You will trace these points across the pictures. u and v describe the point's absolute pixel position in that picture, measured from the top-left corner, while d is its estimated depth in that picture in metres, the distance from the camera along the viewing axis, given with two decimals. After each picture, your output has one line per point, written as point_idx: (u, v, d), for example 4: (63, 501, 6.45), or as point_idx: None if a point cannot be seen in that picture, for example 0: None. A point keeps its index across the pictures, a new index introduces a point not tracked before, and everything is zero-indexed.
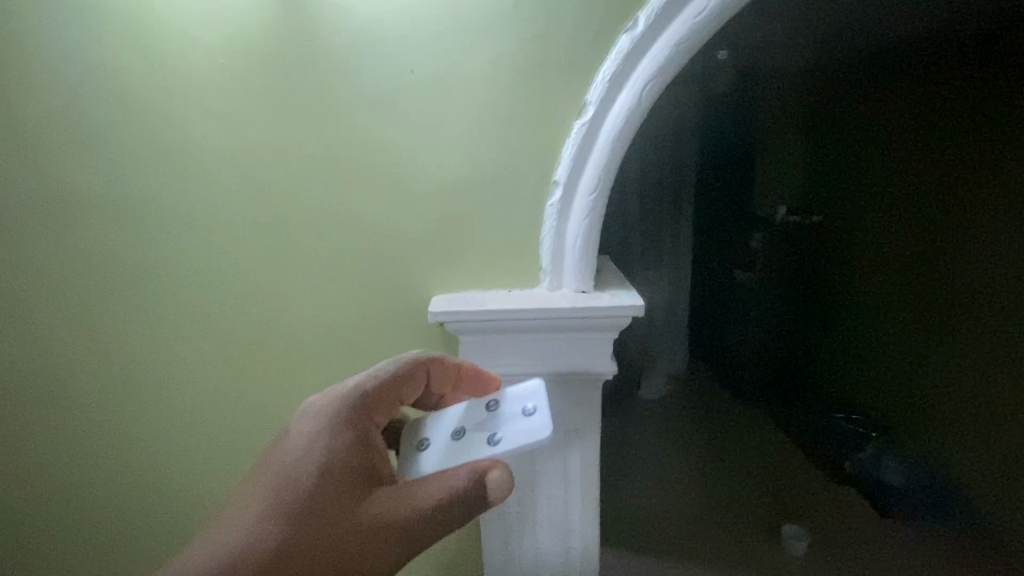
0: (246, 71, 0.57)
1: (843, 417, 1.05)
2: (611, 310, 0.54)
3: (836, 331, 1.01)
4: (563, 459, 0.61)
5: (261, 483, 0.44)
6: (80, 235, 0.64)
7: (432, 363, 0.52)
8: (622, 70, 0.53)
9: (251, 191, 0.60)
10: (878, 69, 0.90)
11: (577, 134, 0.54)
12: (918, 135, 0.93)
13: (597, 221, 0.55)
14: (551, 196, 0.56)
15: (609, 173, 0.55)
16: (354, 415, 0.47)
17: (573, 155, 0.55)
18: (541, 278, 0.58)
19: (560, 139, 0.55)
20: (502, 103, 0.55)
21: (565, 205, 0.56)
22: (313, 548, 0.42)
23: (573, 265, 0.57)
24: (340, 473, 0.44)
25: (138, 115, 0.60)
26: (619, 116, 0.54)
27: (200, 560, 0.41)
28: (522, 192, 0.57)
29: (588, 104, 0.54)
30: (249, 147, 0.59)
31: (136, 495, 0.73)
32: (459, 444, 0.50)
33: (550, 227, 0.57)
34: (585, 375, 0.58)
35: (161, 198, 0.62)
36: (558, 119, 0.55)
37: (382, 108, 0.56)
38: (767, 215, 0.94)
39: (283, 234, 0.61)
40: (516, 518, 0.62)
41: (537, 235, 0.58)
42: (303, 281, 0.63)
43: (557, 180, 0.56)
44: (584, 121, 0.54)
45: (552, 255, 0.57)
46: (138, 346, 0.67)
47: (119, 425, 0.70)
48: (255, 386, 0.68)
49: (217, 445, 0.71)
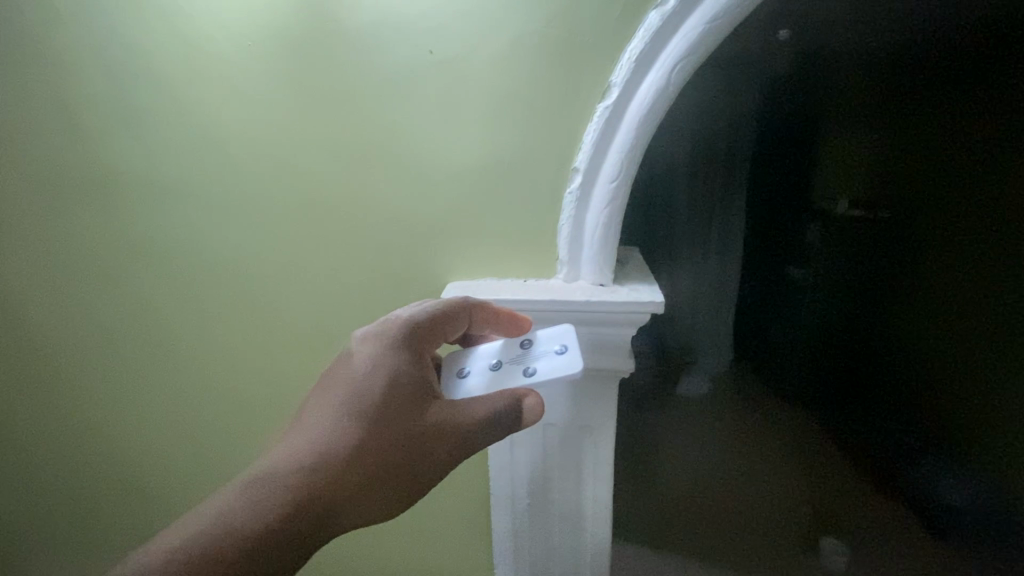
0: (266, 58, 0.58)
1: (901, 429, 0.99)
2: (628, 305, 0.53)
3: (896, 336, 0.95)
4: (575, 456, 0.61)
5: (329, 397, 0.46)
6: (122, 220, 0.68)
7: (476, 303, 0.52)
8: (651, 47, 0.49)
9: (279, 180, 0.62)
10: (962, 48, 0.80)
11: (599, 118, 0.52)
12: (1005, 127, 0.84)
13: (619, 211, 0.54)
14: (571, 182, 0.55)
15: (633, 160, 0.53)
16: (409, 340, 0.49)
17: (595, 140, 0.53)
18: (558, 267, 0.58)
19: (582, 122, 0.53)
20: (524, 91, 0.53)
21: (585, 194, 0.55)
22: (382, 450, 0.44)
23: (592, 256, 0.56)
24: (400, 390, 0.47)
25: (167, 102, 0.62)
26: (646, 99, 0.51)
27: (279, 461, 0.43)
28: (544, 182, 0.56)
29: (612, 86, 0.51)
30: (273, 136, 0.60)
31: (180, 462, 0.80)
32: (494, 378, 0.51)
33: (569, 214, 0.56)
34: (598, 369, 0.58)
35: (194, 186, 0.65)
36: (579, 106, 0.53)
37: (402, 96, 0.56)
38: (829, 209, 0.86)
39: (309, 223, 0.64)
40: (527, 509, 0.64)
41: (557, 224, 0.57)
42: (326, 267, 0.65)
43: (577, 166, 0.54)
44: (608, 104, 0.52)
45: (570, 243, 0.56)
46: (177, 324, 0.72)
47: (165, 397, 0.76)
48: (281, 367, 0.72)
49: (247, 420, 0.75)
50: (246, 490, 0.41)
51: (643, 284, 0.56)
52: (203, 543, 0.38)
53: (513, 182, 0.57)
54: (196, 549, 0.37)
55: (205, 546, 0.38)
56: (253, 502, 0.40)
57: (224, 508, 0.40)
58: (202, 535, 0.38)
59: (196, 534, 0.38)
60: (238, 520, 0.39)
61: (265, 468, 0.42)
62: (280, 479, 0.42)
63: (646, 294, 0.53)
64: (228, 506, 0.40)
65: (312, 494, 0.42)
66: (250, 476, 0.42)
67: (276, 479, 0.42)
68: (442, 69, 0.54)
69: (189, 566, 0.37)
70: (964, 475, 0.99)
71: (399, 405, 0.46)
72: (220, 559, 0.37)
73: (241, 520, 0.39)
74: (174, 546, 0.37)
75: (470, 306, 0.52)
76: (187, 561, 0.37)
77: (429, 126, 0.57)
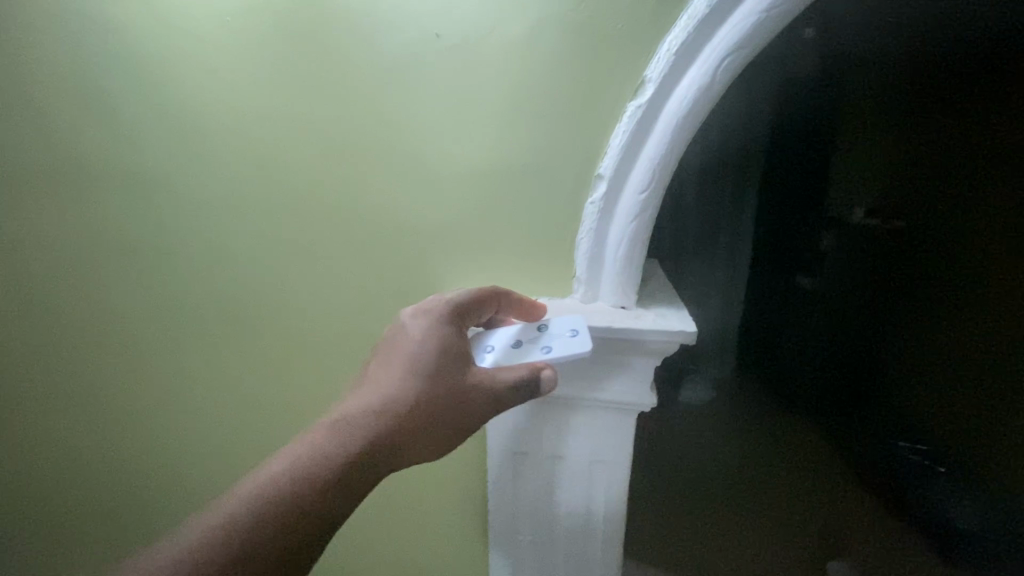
0: (229, 46, 0.49)
1: (909, 446, 0.95)
2: (653, 334, 0.42)
3: (907, 353, 0.90)
4: (586, 493, 0.49)
5: (380, 366, 0.43)
6: (65, 210, 0.59)
7: (506, 292, 0.45)
8: (698, 31, 0.39)
9: (240, 170, 0.53)
10: (1004, 51, 0.73)
11: (630, 119, 0.42)
12: None
13: (647, 229, 0.44)
14: (593, 193, 0.45)
15: (668, 170, 0.43)
16: (450, 313, 0.43)
17: (625, 146, 0.43)
18: (575, 286, 0.48)
19: (609, 123, 0.43)
20: (536, 77, 0.43)
21: (609, 206, 0.45)
22: (438, 412, 0.40)
23: (614, 276, 0.46)
24: (447, 358, 0.42)
25: (127, 95, 0.54)
26: (689, 97, 0.40)
27: (335, 425, 0.39)
28: (563, 191, 0.46)
29: (647, 81, 0.41)
30: (239, 134, 0.52)
31: (133, 483, 0.71)
32: (508, 357, 0.44)
33: (589, 230, 0.46)
34: (612, 406, 0.46)
35: (154, 191, 0.56)
36: (608, 102, 0.43)
37: (385, 87, 0.46)
38: (845, 216, 0.82)
39: (272, 222, 0.54)
40: (527, 552, 0.53)
41: (573, 242, 0.47)
42: (293, 276, 0.56)
43: (602, 172, 0.44)
44: (641, 103, 0.42)
45: (590, 259, 0.46)
46: (126, 331, 0.63)
47: (122, 423, 0.68)
48: (251, 393, 0.63)
49: (208, 441, 0.66)
50: (303, 453, 0.37)
51: (675, 310, 0.45)
52: (269, 502, 0.35)
53: (520, 187, 0.47)
54: (262, 508, 0.35)
55: (274, 504, 0.35)
56: (314, 462, 0.37)
57: (283, 469, 0.37)
58: (266, 496, 0.35)
59: (259, 494, 0.35)
60: (301, 480, 0.36)
61: (320, 431, 0.39)
62: (338, 441, 0.38)
63: (677, 321, 0.42)
64: (287, 467, 0.37)
65: (371, 454, 0.39)
66: (306, 437, 0.38)
67: (333, 443, 0.38)
68: (430, 60, 0.45)
69: (259, 524, 0.34)
70: (977, 495, 0.95)
71: (449, 371, 0.42)
72: (290, 517, 0.35)
73: (304, 480, 0.36)
74: (239, 505, 0.35)
75: (500, 295, 0.45)
76: (256, 520, 0.34)
77: (419, 126, 0.47)
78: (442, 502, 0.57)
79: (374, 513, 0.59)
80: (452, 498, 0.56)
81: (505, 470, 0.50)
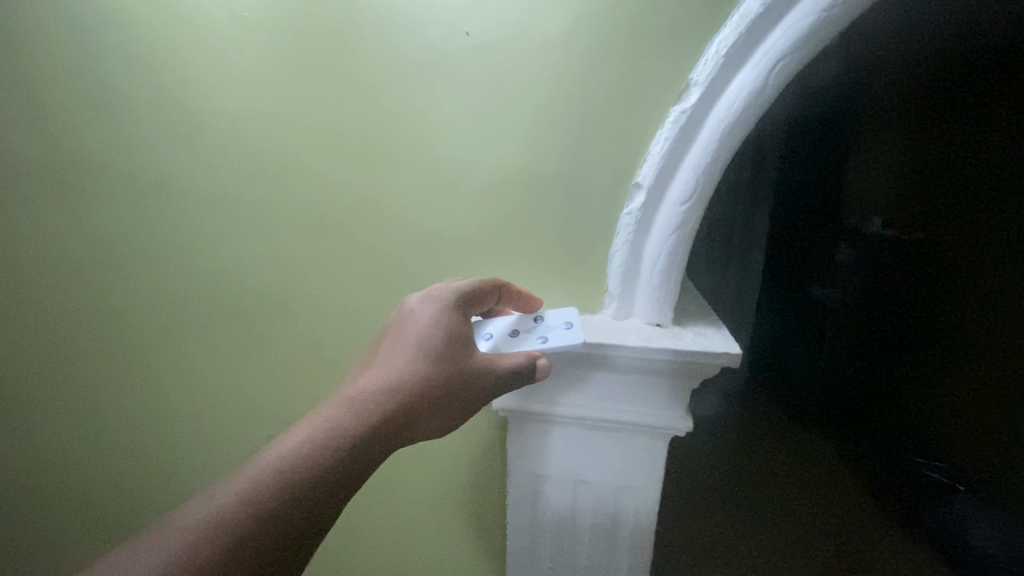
0: (195, 33, 0.42)
1: (926, 463, 0.82)
2: (692, 356, 0.38)
3: (922, 361, 0.80)
4: (612, 515, 0.47)
5: (389, 347, 0.38)
6: (7, 217, 0.52)
7: (506, 285, 0.41)
8: (754, 31, 0.34)
9: (211, 170, 0.46)
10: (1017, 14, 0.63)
11: (674, 124, 0.37)
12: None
13: (686, 243, 0.39)
14: (629, 203, 0.40)
15: (714, 181, 0.38)
16: (461, 295, 0.39)
17: (666, 153, 0.37)
18: (604, 301, 0.43)
19: (647, 129, 0.38)
20: (558, 73, 0.38)
21: (646, 218, 0.39)
22: (458, 388, 0.37)
23: (649, 293, 0.41)
24: (459, 340, 0.38)
25: (74, 85, 0.46)
26: (739, 102, 0.35)
27: (347, 403, 0.35)
28: (592, 203, 0.41)
29: (693, 85, 0.36)
30: (211, 135, 0.45)
31: (90, 511, 0.64)
32: (503, 345, 0.40)
33: (623, 242, 0.40)
34: (643, 427, 0.43)
35: (111, 197, 0.49)
36: (647, 106, 0.37)
37: (381, 83, 0.41)
38: (859, 226, 0.80)
39: (251, 230, 0.48)
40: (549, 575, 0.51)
41: (605, 256, 0.42)
42: (274, 288, 0.49)
43: (640, 181, 0.39)
44: (686, 107, 0.36)
45: (624, 273, 0.41)
46: (81, 350, 0.56)
47: (78, 448, 0.61)
48: (223, 421, 0.56)
49: (174, 468, 0.59)
50: (314, 433, 0.32)
51: (714, 326, 0.41)
52: (285, 484, 0.30)
53: (537, 192, 0.41)
54: (276, 492, 0.30)
55: (290, 487, 0.30)
56: (330, 440, 0.32)
57: (295, 450, 0.31)
58: (282, 476, 0.30)
59: (272, 475, 0.30)
60: (319, 458, 0.31)
61: (332, 410, 0.34)
62: (352, 419, 0.34)
63: (719, 344, 0.38)
64: (299, 448, 0.31)
65: (390, 431, 0.35)
66: (320, 413, 0.34)
67: (348, 421, 0.33)
68: (433, 57, 0.39)
69: (275, 508, 0.29)
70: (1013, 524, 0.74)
71: (463, 350, 0.38)
72: (307, 499, 0.30)
73: (320, 460, 0.31)
74: (250, 489, 0.29)
75: (501, 287, 0.41)
76: (271, 504, 0.29)
77: (421, 132, 0.42)
78: (453, 517, 0.54)
79: (378, 523, 0.56)
80: (466, 511, 0.54)
81: (525, 493, 0.48)
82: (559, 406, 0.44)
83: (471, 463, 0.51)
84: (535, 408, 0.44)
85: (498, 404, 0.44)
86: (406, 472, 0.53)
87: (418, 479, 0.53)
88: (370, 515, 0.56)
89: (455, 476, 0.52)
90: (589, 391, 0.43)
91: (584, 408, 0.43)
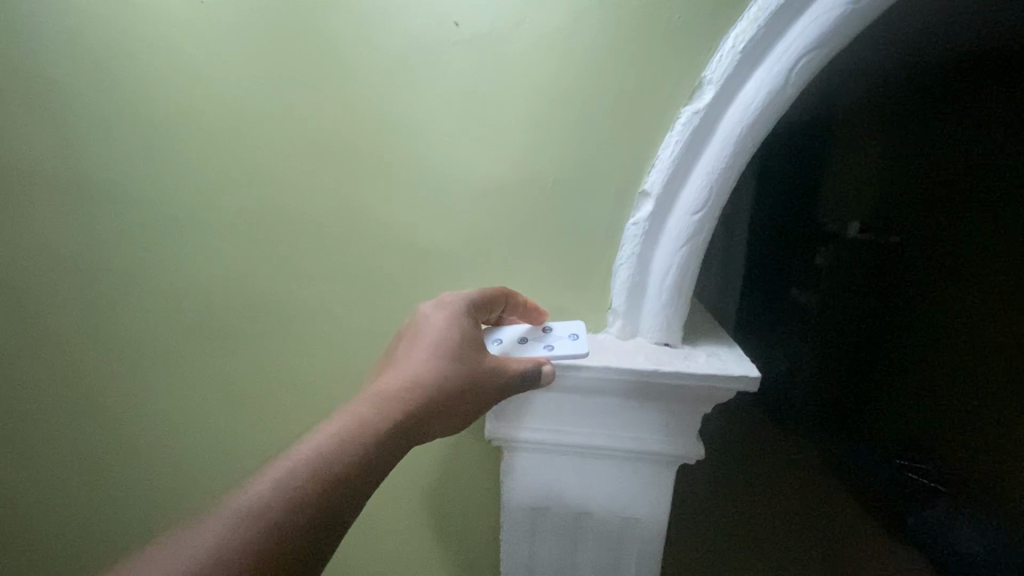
0: (161, 29, 0.39)
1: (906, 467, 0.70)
2: (707, 379, 0.36)
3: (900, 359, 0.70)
4: (616, 545, 0.44)
5: (402, 350, 0.36)
6: None
7: (512, 293, 0.38)
8: (770, 28, 0.32)
9: (180, 173, 0.43)
10: None
11: (685, 126, 0.35)
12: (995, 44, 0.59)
13: (696, 253, 0.37)
14: (636, 211, 0.38)
15: (727, 186, 0.35)
16: (474, 299, 0.37)
17: (677, 156, 0.35)
18: (609, 317, 0.41)
19: (657, 133, 0.36)
20: (559, 70, 0.35)
21: (655, 227, 0.37)
22: (477, 387, 0.34)
23: (657, 309, 0.39)
24: (473, 343, 0.35)
25: (27, 84, 0.42)
26: (754, 105, 0.33)
27: (365, 403, 0.32)
28: (598, 211, 0.38)
29: (706, 85, 0.34)
30: (179, 135, 0.42)
31: (45, 545, 0.59)
32: (512, 351, 0.38)
33: (631, 253, 0.38)
34: (650, 453, 0.41)
35: (73, 209, 0.45)
36: (658, 108, 0.35)
37: (363, 76, 0.38)
38: (837, 230, 0.74)
39: (222, 238, 0.44)
40: None
41: (610, 268, 0.40)
42: (252, 302, 0.46)
43: (648, 188, 0.37)
44: (699, 108, 0.34)
45: (630, 287, 0.39)
46: (36, 370, 0.51)
47: (34, 476, 0.55)
48: (195, 443, 0.52)
49: (142, 495, 0.55)
50: (334, 433, 0.30)
51: (726, 346, 0.39)
52: (316, 475, 0.28)
53: (538, 196, 0.39)
54: (302, 484, 0.27)
55: (322, 478, 0.28)
56: (358, 434, 0.30)
57: (321, 445, 0.29)
58: (312, 468, 0.28)
59: (305, 466, 0.28)
60: (348, 451, 0.29)
61: (351, 412, 0.31)
62: (376, 417, 0.31)
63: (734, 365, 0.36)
64: (322, 444, 0.29)
65: (408, 429, 0.32)
66: (346, 410, 0.31)
67: (374, 418, 0.31)
68: (420, 48, 0.36)
69: (303, 500, 0.27)
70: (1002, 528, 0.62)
71: (478, 352, 0.35)
72: (339, 490, 0.28)
73: (346, 454, 0.29)
74: (281, 479, 0.27)
75: (509, 296, 0.38)
76: (303, 496, 0.27)
77: (408, 131, 0.39)
78: (448, 545, 0.51)
79: (366, 553, 0.52)
80: (463, 538, 0.50)
81: (525, 523, 0.45)
82: (564, 431, 0.41)
83: (469, 488, 0.48)
84: (535, 433, 0.41)
85: (497, 432, 0.41)
86: (398, 499, 0.49)
87: (411, 506, 0.49)
88: (356, 546, 0.52)
89: (452, 502, 0.49)
90: (594, 414, 0.40)
91: (588, 433, 0.41)
